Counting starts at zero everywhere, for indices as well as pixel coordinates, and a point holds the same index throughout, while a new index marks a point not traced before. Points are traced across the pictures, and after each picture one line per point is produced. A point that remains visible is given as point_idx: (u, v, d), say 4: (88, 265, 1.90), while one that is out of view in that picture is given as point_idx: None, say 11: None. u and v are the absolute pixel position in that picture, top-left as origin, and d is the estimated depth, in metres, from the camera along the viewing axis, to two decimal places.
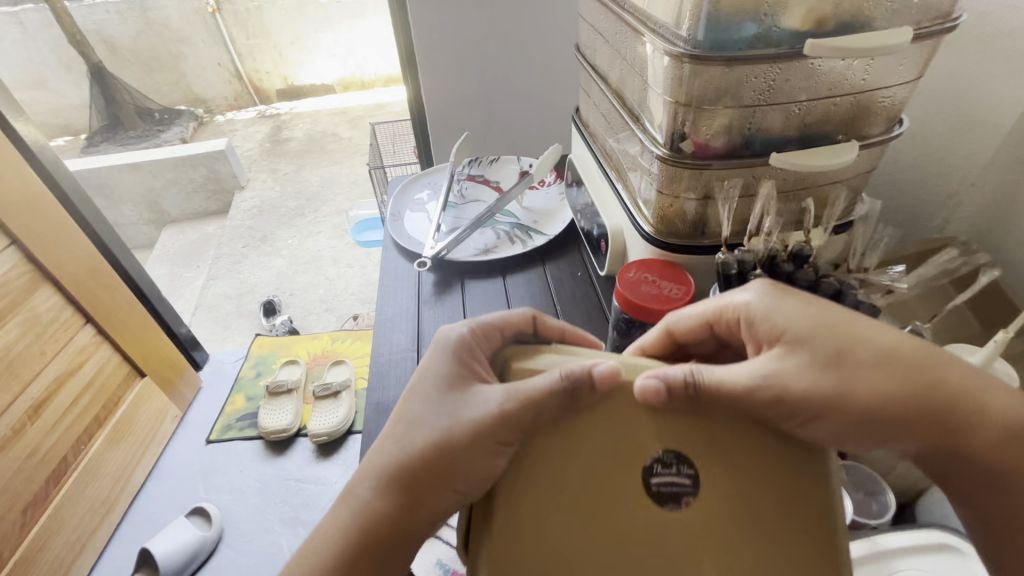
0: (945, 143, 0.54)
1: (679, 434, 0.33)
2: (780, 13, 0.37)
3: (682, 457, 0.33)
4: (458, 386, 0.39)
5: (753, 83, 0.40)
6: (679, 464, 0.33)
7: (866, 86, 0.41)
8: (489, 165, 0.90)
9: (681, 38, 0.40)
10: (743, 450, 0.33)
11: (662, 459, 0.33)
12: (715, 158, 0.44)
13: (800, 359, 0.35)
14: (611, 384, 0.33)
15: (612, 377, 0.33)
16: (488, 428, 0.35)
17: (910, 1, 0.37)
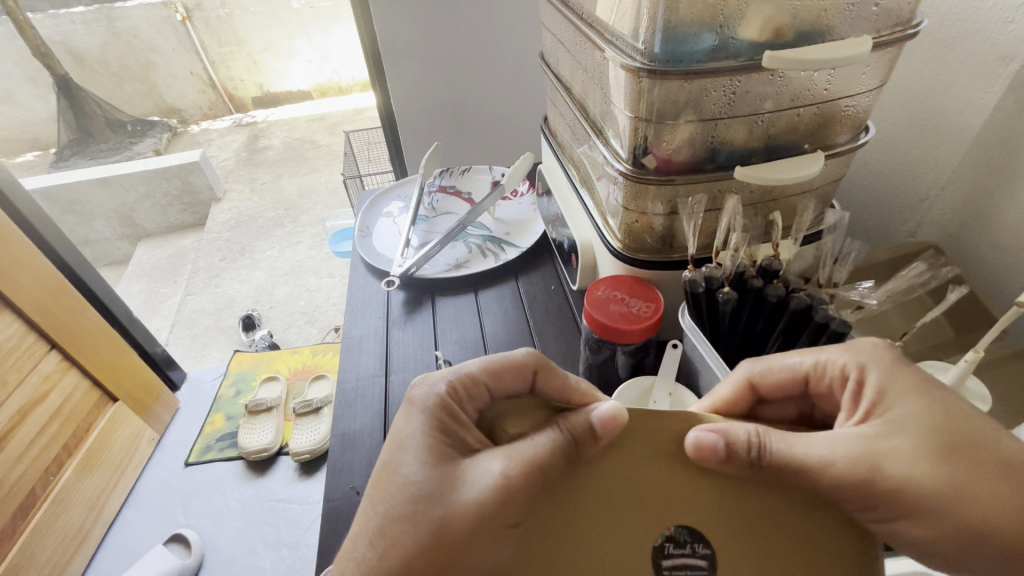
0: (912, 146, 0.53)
1: (715, 512, 0.34)
2: (736, 24, 0.36)
3: (695, 535, 0.34)
4: (448, 459, 0.37)
5: (714, 96, 0.39)
6: (693, 542, 0.34)
7: (829, 96, 0.40)
8: (461, 175, 0.88)
9: (637, 51, 0.38)
10: (803, 542, 0.33)
11: (675, 537, 0.34)
12: (679, 173, 0.42)
13: (910, 445, 0.32)
14: (611, 430, 0.34)
15: (610, 423, 0.34)
16: (490, 506, 0.33)
17: (871, 8, 0.36)
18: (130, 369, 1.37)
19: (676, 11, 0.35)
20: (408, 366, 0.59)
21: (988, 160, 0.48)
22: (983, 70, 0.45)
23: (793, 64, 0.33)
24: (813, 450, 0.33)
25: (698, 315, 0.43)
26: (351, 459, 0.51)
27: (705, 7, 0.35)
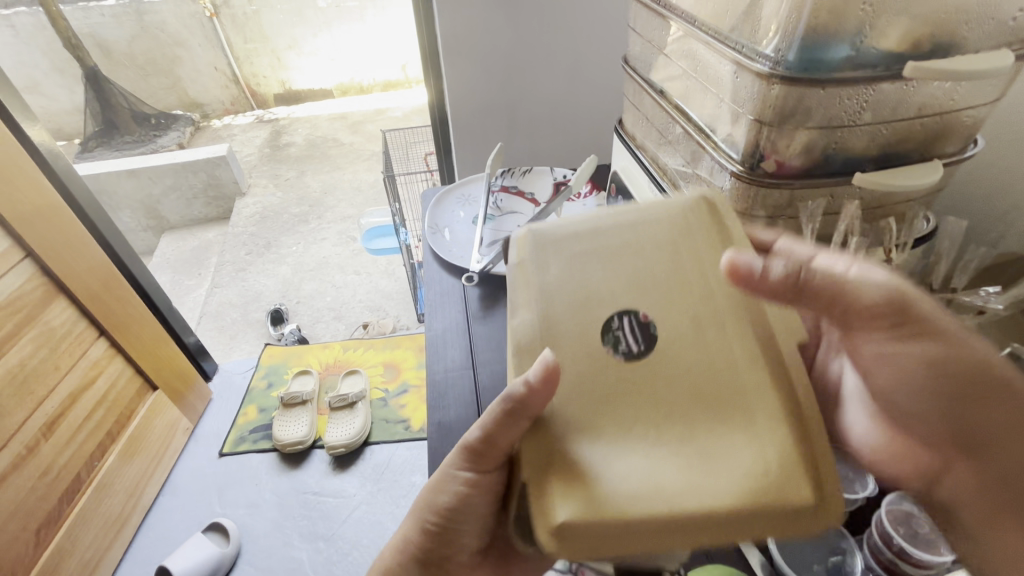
0: (1002, 164, 0.54)
1: (663, 320, 0.36)
2: (875, 36, 0.37)
3: (640, 339, 0.36)
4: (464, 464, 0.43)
5: (842, 104, 0.40)
6: (641, 345, 0.35)
7: (952, 107, 0.41)
8: (522, 176, 0.89)
9: (768, 57, 0.40)
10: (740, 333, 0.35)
11: (631, 349, 0.35)
12: (792, 176, 0.43)
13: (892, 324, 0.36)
14: (547, 378, 0.34)
15: (544, 375, 0.34)
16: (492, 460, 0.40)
17: (1006, 23, 0.38)
18: (169, 359, 1.39)
19: (820, 21, 0.36)
20: (492, 360, 0.60)
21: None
22: None
23: (937, 74, 0.35)
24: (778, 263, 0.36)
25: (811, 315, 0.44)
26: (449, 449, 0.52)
27: (847, 19, 0.37)
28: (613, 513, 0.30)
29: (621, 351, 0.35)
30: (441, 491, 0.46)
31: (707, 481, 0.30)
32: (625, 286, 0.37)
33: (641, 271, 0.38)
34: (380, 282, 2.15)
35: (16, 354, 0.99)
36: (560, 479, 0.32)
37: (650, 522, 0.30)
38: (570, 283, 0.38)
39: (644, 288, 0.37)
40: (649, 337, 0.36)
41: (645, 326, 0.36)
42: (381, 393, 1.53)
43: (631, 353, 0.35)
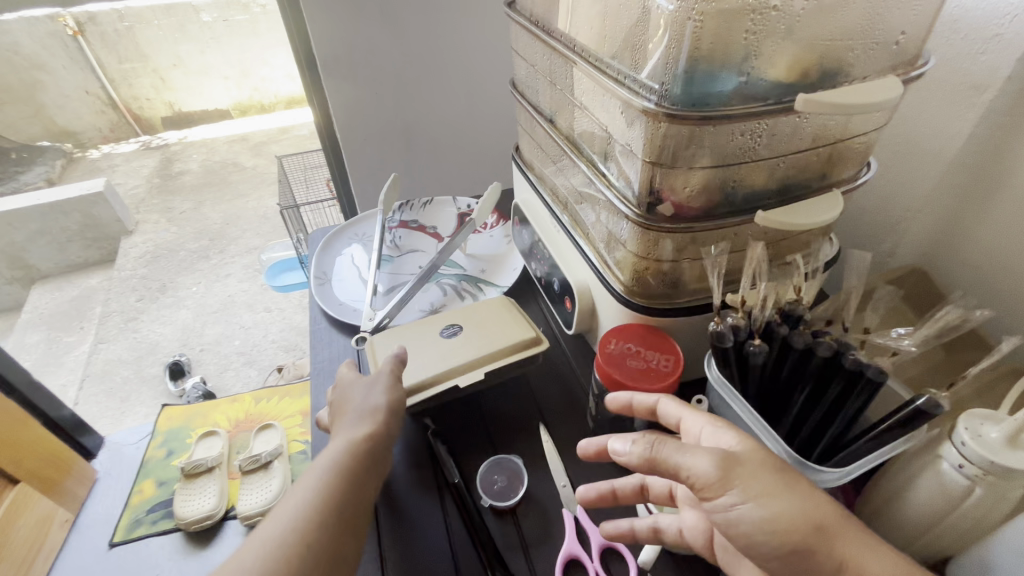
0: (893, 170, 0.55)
1: (510, 322, 0.55)
2: (761, 67, 0.34)
3: (462, 327, 0.54)
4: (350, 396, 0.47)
5: (736, 139, 0.36)
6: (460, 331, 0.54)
7: (845, 135, 0.39)
8: (422, 209, 0.81)
9: (654, 90, 0.35)
10: (527, 346, 0.52)
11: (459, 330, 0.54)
12: (695, 219, 0.39)
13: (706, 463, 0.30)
14: (450, 329, 0.54)
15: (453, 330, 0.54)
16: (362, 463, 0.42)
17: (888, 46, 0.35)
18: (36, 442, 1.21)
19: (701, 53, 0.33)
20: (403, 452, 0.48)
21: (963, 184, 0.48)
22: (958, 98, 0.46)
23: (833, 107, 0.32)
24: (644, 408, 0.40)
25: (728, 367, 0.39)
26: None
27: (730, 49, 0.33)
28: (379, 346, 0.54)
29: (462, 328, 0.54)
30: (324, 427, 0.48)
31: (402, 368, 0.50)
32: (500, 310, 0.56)
33: (505, 314, 0.56)
34: (295, 318, 1.98)
35: None
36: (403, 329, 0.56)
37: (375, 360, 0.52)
38: (467, 307, 0.57)
39: (503, 316, 0.56)
40: (474, 331, 0.54)
41: (457, 331, 0.54)
42: (301, 446, 1.39)
43: (462, 331, 0.54)
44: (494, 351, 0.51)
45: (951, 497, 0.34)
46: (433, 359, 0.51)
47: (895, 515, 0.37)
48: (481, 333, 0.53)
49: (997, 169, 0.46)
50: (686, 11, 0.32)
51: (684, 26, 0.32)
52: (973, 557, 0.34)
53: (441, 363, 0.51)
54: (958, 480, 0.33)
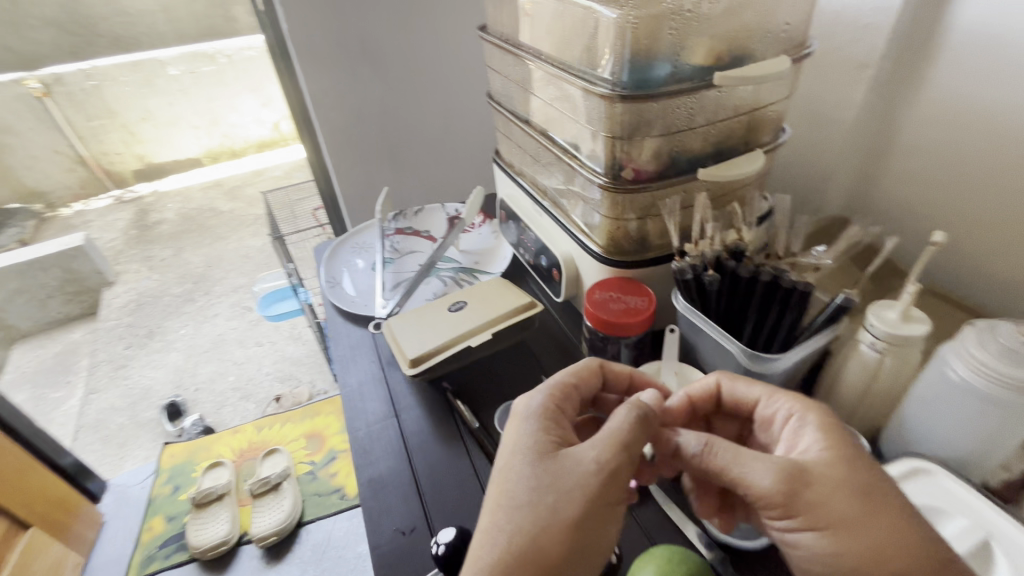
0: (812, 138, 0.68)
1: (507, 295, 0.63)
2: (686, 55, 0.44)
3: (466, 302, 0.63)
4: (550, 442, 0.40)
5: (674, 113, 0.46)
6: (463, 305, 0.62)
7: (759, 105, 0.50)
8: (415, 216, 0.90)
9: (608, 79, 0.45)
10: (524, 311, 0.60)
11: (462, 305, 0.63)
12: (649, 180, 0.49)
13: (785, 473, 0.35)
14: (457, 304, 0.62)
15: (460, 305, 0.62)
16: (585, 499, 0.37)
17: (779, 34, 0.46)
18: (42, 485, 1.21)
19: (639, 48, 0.43)
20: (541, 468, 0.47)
21: (868, 143, 0.62)
22: (851, 75, 0.60)
23: (739, 80, 0.42)
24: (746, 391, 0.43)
25: (691, 298, 0.48)
26: (385, 502, 0.49)
27: (661, 43, 0.43)
28: (395, 324, 0.62)
29: (466, 303, 0.63)
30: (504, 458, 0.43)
31: (418, 339, 0.58)
32: (498, 287, 0.65)
33: (501, 290, 0.64)
34: (287, 350, 2.02)
35: None
36: (416, 312, 0.63)
37: (395, 334, 0.60)
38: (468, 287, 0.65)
39: (499, 290, 0.64)
40: (475, 304, 0.62)
41: (462, 305, 0.62)
42: (308, 467, 1.42)
43: (467, 305, 0.62)
44: (496, 317, 0.59)
45: (870, 370, 0.43)
46: (445, 329, 0.59)
47: (837, 400, 0.46)
48: (483, 304, 0.62)
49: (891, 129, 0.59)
50: (623, 17, 0.42)
51: (623, 29, 0.42)
52: (897, 420, 0.43)
53: (452, 331, 0.58)
54: (872, 355, 0.42)
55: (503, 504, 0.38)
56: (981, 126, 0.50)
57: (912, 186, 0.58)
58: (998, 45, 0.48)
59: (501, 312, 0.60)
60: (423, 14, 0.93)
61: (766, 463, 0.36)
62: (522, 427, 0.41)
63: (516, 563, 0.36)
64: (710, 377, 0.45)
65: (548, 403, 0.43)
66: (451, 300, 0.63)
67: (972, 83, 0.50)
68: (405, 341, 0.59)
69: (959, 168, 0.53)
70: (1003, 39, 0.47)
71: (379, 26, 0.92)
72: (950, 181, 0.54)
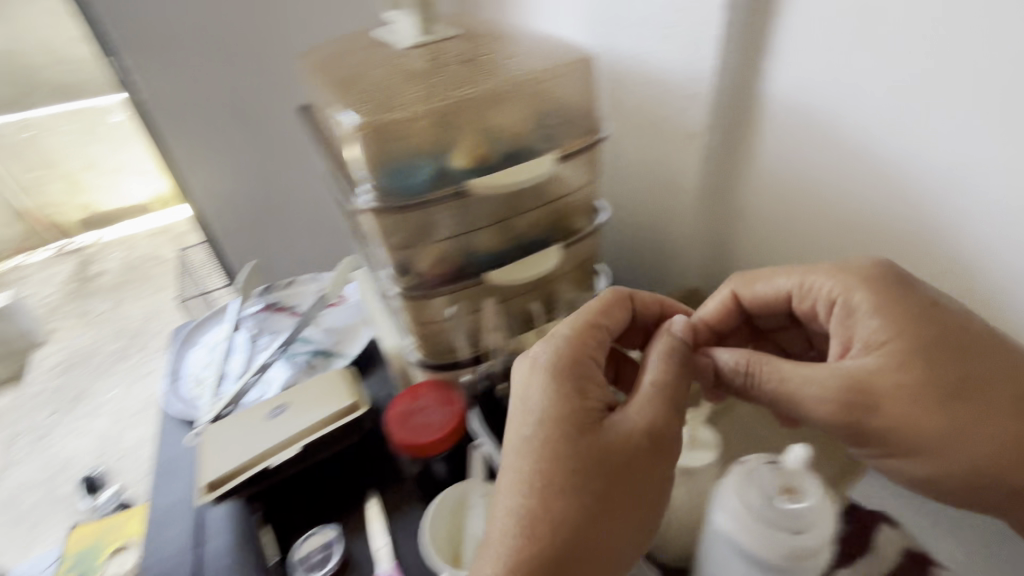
0: (652, 195, 0.63)
1: (334, 394, 0.57)
2: (446, 157, 0.40)
3: (288, 405, 0.57)
4: (587, 406, 0.35)
5: (451, 215, 0.42)
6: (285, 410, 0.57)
7: (556, 196, 0.47)
8: (285, 289, 0.84)
9: (366, 186, 0.39)
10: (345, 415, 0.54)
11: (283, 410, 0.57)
12: (441, 286, 0.44)
13: (891, 363, 0.36)
14: (277, 410, 0.57)
15: (280, 411, 0.57)
16: (619, 456, 0.34)
17: (558, 127, 0.44)
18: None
19: (387, 156, 0.38)
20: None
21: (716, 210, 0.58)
22: (684, 144, 0.55)
23: (496, 189, 0.39)
24: (766, 289, 0.44)
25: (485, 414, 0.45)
26: None
27: (418, 146, 0.39)
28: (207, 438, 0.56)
29: (287, 407, 0.57)
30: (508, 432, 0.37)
31: (221, 458, 0.52)
32: (328, 381, 0.59)
33: (330, 386, 0.58)
34: None
35: None
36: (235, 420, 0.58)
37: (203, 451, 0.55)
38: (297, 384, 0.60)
39: (328, 387, 0.58)
40: (296, 407, 0.57)
41: (282, 410, 0.57)
42: None
43: (287, 409, 0.56)
44: (310, 426, 0.53)
45: None
46: (253, 444, 0.53)
47: None
48: (304, 408, 0.56)
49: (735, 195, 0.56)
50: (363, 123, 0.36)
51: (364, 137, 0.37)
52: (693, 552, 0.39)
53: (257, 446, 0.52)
54: None
55: (545, 485, 0.33)
56: (814, 202, 0.49)
57: (763, 251, 0.55)
58: (820, 124, 0.45)
59: (319, 417, 0.54)
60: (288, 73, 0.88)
61: (819, 372, 0.36)
62: (530, 388, 0.37)
63: (569, 552, 0.32)
64: (727, 289, 0.46)
65: (555, 352, 0.39)
66: (273, 404, 0.58)
67: (806, 155, 0.48)
68: (209, 461, 0.53)
69: (804, 236, 0.51)
70: (822, 118, 0.45)
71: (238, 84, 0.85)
72: (797, 255, 0.52)
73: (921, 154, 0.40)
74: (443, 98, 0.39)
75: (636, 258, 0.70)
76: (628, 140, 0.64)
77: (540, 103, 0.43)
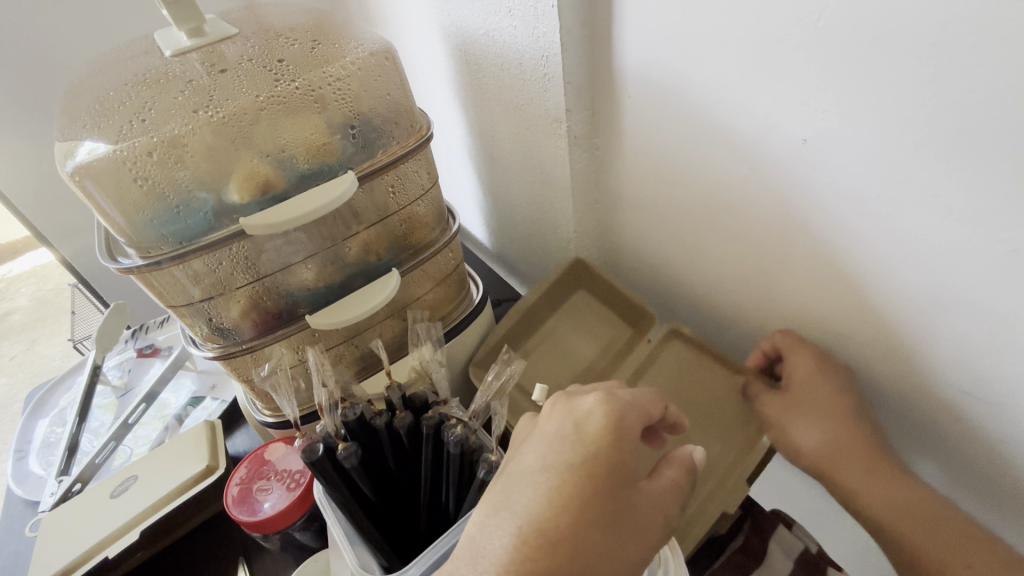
0: (522, 187, 0.57)
1: (184, 461, 0.49)
2: (214, 189, 0.33)
3: (132, 477, 0.49)
4: (618, 474, 0.27)
5: (240, 260, 0.35)
6: (129, 482, 0.49)
7: (386, 213, 0.40)
8: (158, 329, 0.75)
9: (125, 244, 0.33)
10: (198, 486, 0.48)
11: (126, 484, 0.49)
12: (255, 339, 0.39)
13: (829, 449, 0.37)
14: (119, 487, 0.48)
15: (123, 488, 0.48)
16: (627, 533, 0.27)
17: (372, 130, 0.37)
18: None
19: (129, 206, 0.32)
20: None
21: (596, 198, 0.52)
22: (548, 129, 0.47)
23: (276, 225, 0.32)
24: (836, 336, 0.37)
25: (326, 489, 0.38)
26: None
27: (169, 186, 0.32)
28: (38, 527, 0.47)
29: (133, 480, 0.49)
30: (521, 465, 0.29)
31: (50, 554, 0.45)
32: (182, 443, 0.51)
33: (184, 449, 0.50)
34: None
35: None
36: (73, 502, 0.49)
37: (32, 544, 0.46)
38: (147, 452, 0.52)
39: (181, 449, 0.50)
40: (141, 480, 0.48)
41: (127, 487, 0.48)
42: None
43: (133, 484, 0.48)
44: (156, 506, 0.46)
45: None
46: (89, 533, 0.45)
47: None
48: (148, 481, 0.48)
49: (611, 183, 0.49)
50: (80, 173, 0.30)
51: (90, 187, 0.31)
52: None
53: (92, 538, 0.45)
54: None
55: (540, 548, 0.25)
56: (680, 188, 0.42)
57: (648, 242, 0.49)
58: (676, 101, 0.38)
59: (167, 493, 0.47)
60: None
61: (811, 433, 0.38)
62: (541, 448, 0.29)
63: None
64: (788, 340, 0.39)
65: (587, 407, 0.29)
66: (115, 478, 0.49)
67: (663, 134, 0.40)
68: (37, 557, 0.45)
69: (678, 230, 0.45)
70: (666, 88, 0.38)
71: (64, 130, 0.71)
72: (684, 248, 0.45)
73: (764, 124, 0.33)
74: (189, 121, 0.32)
75: (535, 252, 0.63)
76: (494, 128, 0.56)
77: (329, 107, 0.35)
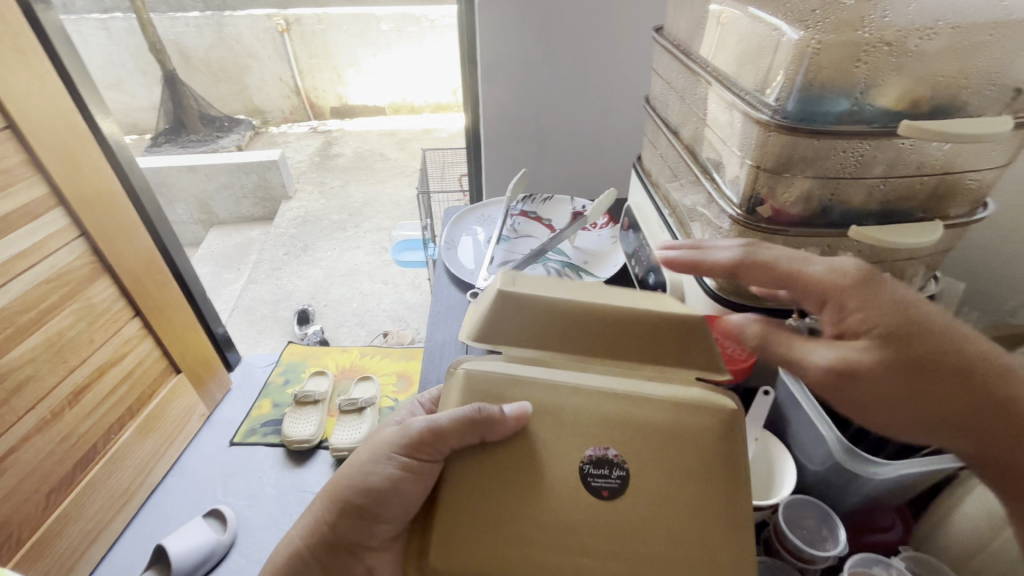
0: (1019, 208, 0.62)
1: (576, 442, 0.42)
2: (871, 95, 0.47)
3: (613, 463, 0.41)
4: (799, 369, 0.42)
5: (842, 158, 0.49)
6: (612, 470, 0.41)
7: (950, 170, 0.51)
8: (542, 203, 0.98)
9: (777, 108, 0.48)
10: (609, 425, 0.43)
11: (596, 464, 0.41)
12: (791, 223, 0.53)
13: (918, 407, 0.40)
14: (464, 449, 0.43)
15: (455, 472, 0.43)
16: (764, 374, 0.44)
17: (995, 98, 0.47)
18: (181, 326, 1.39)
19: (814, 80, 0.46)
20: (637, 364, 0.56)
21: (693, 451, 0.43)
22: None
23: (934, 133, 0.43)
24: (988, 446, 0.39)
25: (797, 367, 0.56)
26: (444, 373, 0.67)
27: (843, 80, 0.46)
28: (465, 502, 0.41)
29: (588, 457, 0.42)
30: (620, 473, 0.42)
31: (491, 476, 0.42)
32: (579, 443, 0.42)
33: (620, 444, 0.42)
34: (404, 294, 2.20)
35: (58, 324, 1.05)
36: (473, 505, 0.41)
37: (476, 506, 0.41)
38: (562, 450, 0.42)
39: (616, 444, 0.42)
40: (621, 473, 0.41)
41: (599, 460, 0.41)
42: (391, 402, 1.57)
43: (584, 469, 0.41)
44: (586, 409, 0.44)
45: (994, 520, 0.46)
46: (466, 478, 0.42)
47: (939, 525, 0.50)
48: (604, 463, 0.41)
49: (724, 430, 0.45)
50: (809, 43, 0.45)
51: (802, 55, 0.46)
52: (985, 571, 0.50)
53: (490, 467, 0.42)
54: None
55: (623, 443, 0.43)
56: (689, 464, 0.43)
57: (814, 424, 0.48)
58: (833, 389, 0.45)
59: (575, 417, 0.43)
60: (626, 21, 0.97)
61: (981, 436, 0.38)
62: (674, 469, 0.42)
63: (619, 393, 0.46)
64: None
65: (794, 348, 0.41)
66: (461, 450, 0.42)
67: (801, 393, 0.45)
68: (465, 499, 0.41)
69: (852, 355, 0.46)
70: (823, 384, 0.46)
71: (569, 21, 0.97)
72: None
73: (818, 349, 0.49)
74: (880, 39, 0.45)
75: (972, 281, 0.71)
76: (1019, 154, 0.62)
77: (976, 74, 0.46)
